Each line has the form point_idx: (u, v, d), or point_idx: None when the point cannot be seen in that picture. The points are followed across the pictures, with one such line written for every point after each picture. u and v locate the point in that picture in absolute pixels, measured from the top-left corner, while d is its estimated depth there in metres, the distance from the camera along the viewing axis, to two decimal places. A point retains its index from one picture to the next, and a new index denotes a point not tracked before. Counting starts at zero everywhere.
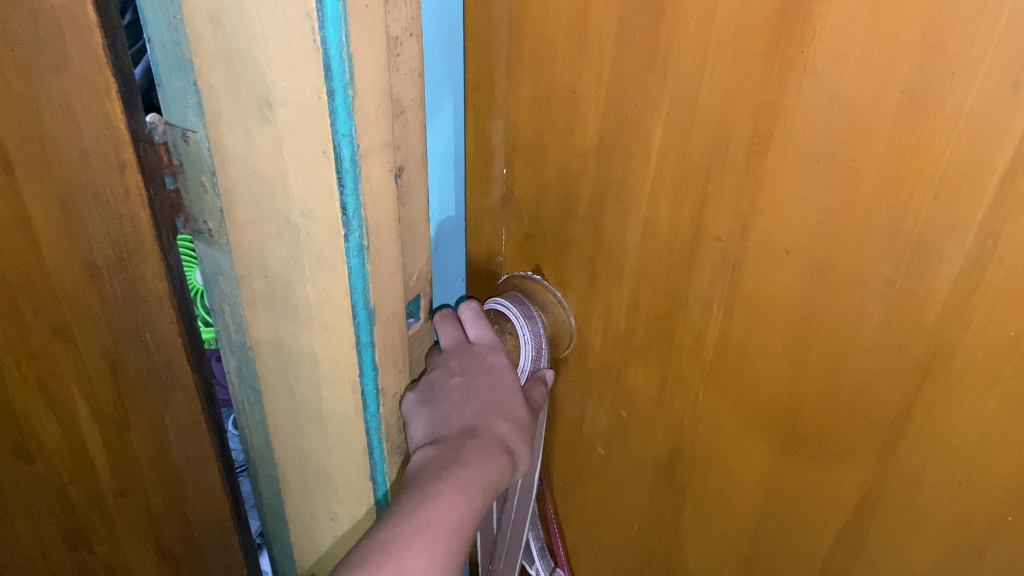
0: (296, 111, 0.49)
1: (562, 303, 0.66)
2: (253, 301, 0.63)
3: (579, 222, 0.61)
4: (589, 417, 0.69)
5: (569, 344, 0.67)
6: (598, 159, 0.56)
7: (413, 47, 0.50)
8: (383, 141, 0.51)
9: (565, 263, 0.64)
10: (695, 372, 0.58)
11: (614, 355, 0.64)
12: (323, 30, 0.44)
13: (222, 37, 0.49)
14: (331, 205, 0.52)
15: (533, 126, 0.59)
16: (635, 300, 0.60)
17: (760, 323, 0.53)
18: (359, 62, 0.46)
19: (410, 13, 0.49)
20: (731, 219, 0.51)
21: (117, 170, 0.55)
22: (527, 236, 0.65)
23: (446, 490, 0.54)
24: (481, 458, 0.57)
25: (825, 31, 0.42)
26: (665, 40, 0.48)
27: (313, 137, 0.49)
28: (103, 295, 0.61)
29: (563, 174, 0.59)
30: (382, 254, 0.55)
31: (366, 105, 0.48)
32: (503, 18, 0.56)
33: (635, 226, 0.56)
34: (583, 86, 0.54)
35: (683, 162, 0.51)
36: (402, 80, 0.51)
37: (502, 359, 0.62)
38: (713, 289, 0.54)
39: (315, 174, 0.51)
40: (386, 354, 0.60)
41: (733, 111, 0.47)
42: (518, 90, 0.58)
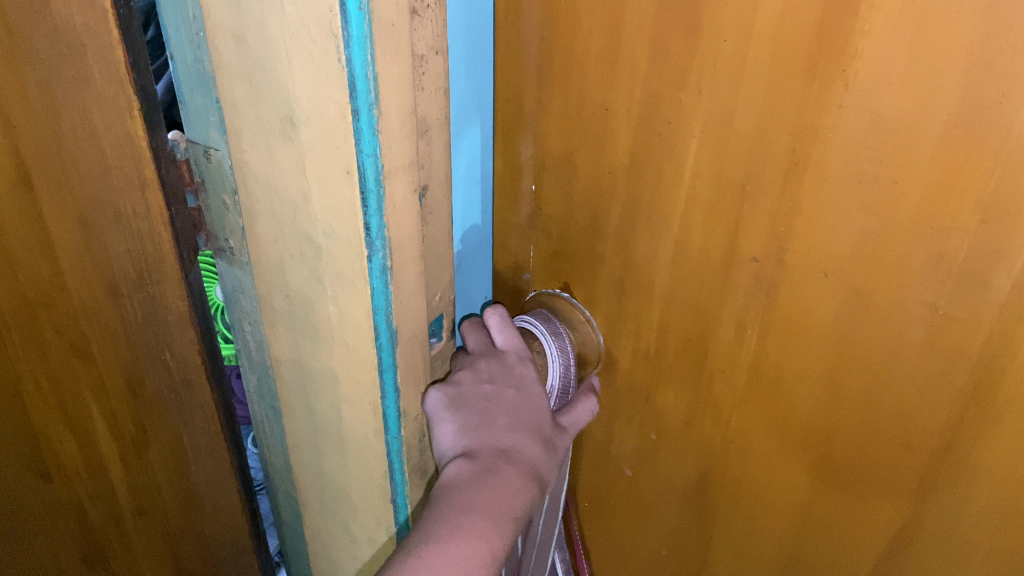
0: (320, 130, 0.48)
1: (591, 322, 0.64)
2: (274, 320, 0.62)
3: (608, 241, 0.59)
4: (616, 438, 0.68)
5: (597, 364, 0.66)
6: (629, 177, 0.55)
7: (438, 65, 0.49)
8: (407, 160, 0.50)
9: (594, 282, 0.62)
10: (726, 396, 0.57)
11: (643, 376, 0.63)
12: (348, 49, 0.43)
13: (245, 55, 0.48)
14: (354, 224, 0.50)
15: (562, 143, 0.58)
16: (665, 320, 0.58)
17: (794, 347, 0.51)
18: (384, 81, 0.45)
19: (436, 29, 0.48)
20: (767, 240, 0.49)
21: (139, 188, 0.54)
22: (556, 252, 0.64)
23: (479, 520, 0.52)
24: (517, 483, 0.55)
25: (867, 49, 0.40)
26: (700, 57, 0.47)
27: (336, 156, 0.48)
28: (124, 313, 0.61)
29: (593, 191, 0.58)
30: (405, 274, 0.54)
31: (391, 125, 0.47)
32: (534, 32, 0.55)
33: (667, 246, 0.55)
34: (615, 103, 0.53)
35: (717, 182, 0.50)
36: (428, 98, 0.50)
37: (531, 372, 0.60)
38: (747, 311, 0.52)
39: (338, 194, 0.50)
40: (408, 375, 0.59)
41: (770, 130, 0.46)
42: (548, 105, 0.58)
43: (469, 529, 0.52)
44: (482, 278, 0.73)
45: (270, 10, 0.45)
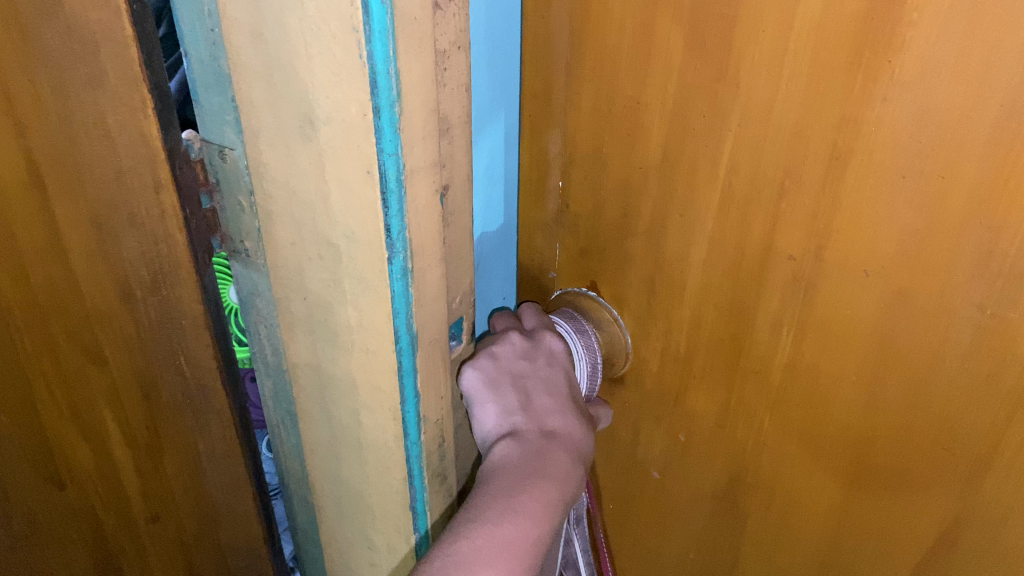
0: (341, 130, 0.46)
1: (618, 321, 0.63)
2: (291, 323, 0.60)
3: (639, 239, 0.58)
4: (644, 440, 0.66)
5: (626, 363, 0.64)
6: (661, 173, 0.53)
7: (461, 62, 0.47)
8: (428, 160, 0.48)
9: (622, 281, 0.61)
10: (761, 398, 0.55)
11: (673, 377, 0.61)
12: (369, 45, 0.42)
13: (263, 52, 0.46)
14: (375, 227, 0.49)
15: (591, 138, 0.57)
16: (698, 320, 0.56)
17: (833, 348, 0.49)
18: (405, 78, 0.44)
19: (458, 24, 0.46)
20: (807, 237, 0.47)
21: (153, 190, 0.52)
22: (583, 251, 0.63)
23: (538, 499, 0.52)
24: (563, 462, 0.55)
25: (915, 41, 0.39)
26: (738, 49, 0.45)
27: (357, 157, 0.47)
28: (137, 317, 0.59)
29: (622, 188, 0.57)
30: (426, 277, 0.53)
31: (413, 123, 0.46)
32: (562, 24, 0.54)
33: (700, 244, 0.54)
34: (648, 97, 0.51)
35: (754, 178, 0.48)
36: (450, 96, 0.48)
37: (563, 346, 0.59)
38: (784, 311, 0.51)
39: (358, 195, 0.48)
40: (427, 379, 0.58)
41: (811, 125, 0.44)
42: (576, 98, 0.56)
43: (530, 509, 0.51)
44: (508, 276, 0.71)
45: (290, 6, 0.43)
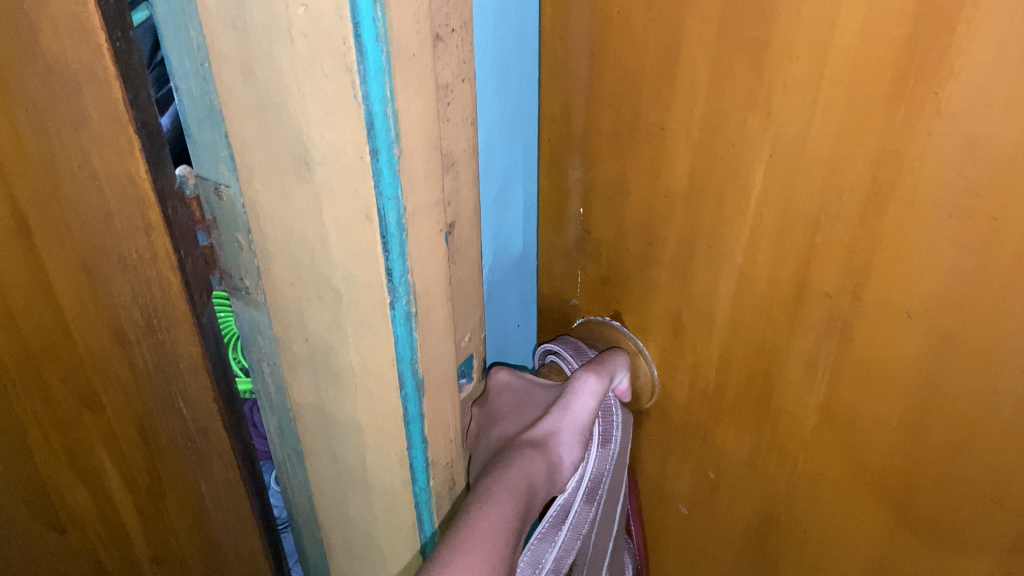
0: (338, 170, 0.43)
1: (643, 353, 0.60)
2: (294, 363, 0.58)
3: (664, 270, 0.55)
4: (671, 473, 0.64)
5: (651, 397, 0.62)
6: (687, 203, 0.50)
7: (466, 94, 0.45)
8: (432, 199, 0.45)
9: (647, 311, 0.58)
10: (794, 438, 0.52)
11: (701, 414, 0.58)
12: (365, 86, 0.39)
13: (254, 89, 0.43)
14: (376, 270, 0.46)
15: (613, 166, 0.54)
16: (726, 355, 0.53)
17: (871, 389, 0.46)
18: (405, 117, 0.41)
19: (461, 55, 0.43)
20: (843, 276, 0.44)
21: (144, 233, 0.50)
22: (605, 279, 0.60)
23: (478, 496, 0.50)
24: (508, 458, 0.53)
25: (966, 70, 0.35)
26: (770, 74, 0.42)
27: (355, 200, 0.44)
28: (133, 360, 0.57)
29: (647, 218, 0.54)
30: (431, 318, 0.50)
31: (413, 163, 0.43)
32: (583, 46, 0.52)
33: (729, 276, 0.50)
34: (672, 123, 0.48)
35: (787, 212, 0.45)
36: (454, 131, 0.45)
37: (502, 375, 0.61)
38: (818, 349, 0.47)
39: (358, 237, 0.45)
40: (435, 423, 0.56)
41: (847, 157, 0.41)
42: (596, 124, 0.54)
43: (469, 506, 0.49)
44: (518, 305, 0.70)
45: (280, 43, 0.40)
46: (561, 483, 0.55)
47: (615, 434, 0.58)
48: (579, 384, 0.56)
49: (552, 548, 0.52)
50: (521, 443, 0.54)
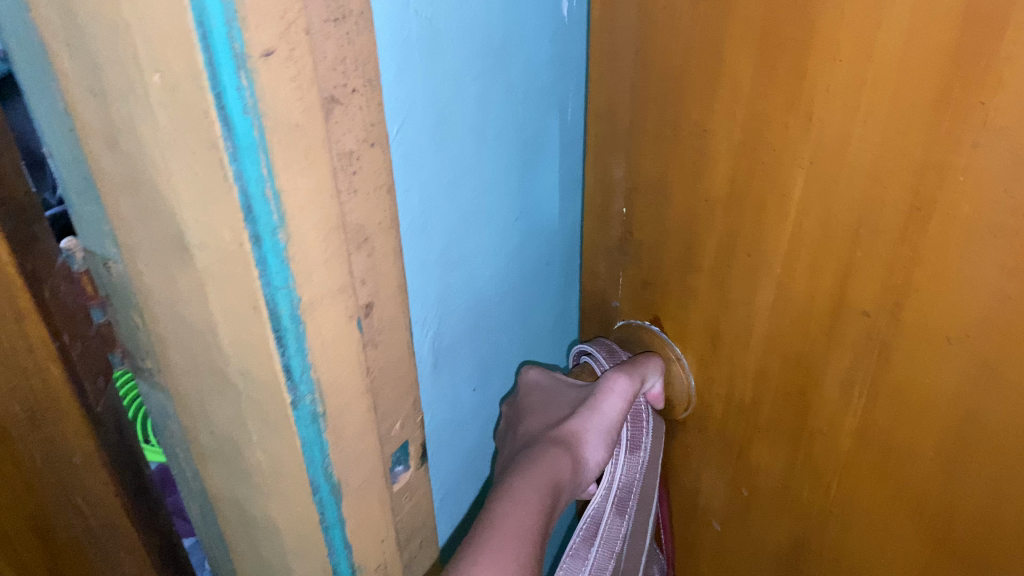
0: (218, 257, 0.35)
1: (681, 361, 0.54)
2: (202, 457, 0.46)
3: (703, 275, 0.49)
4: (705, 489, 0.58)
5: (686, 409, 0.56)
6: (727, 208, 0.46)
7: (376, 158, 0.40)
8: (336, 284, 0.39)
9: (686, 318, 0.52)
10: (829, 463, 0.47)
11: (734, 427, 0.52)
12: (235, 163, 0.31)
13: (116, 156, 0.34)
14: (269, 370, 0.38)
15: (657, 165, 0.49)
16: (763, 369, 0.48)
17: (912, 417, 0.42)
18: (291, 199, 0.34)
19: (364, 120, 0.38)
20: (882, 293, 0.40)
21: (15, 320, 0.44)
22: (646, 282, 0.54)
23: (501, 495, 0.46)
24: (533, 456, 0.49)
25: (1013, 80, 0.32)
26: (812, 78, 0.39)
27: (239, 289, 0.35)
28: (18, 460, 0.49)
29: (688, 221, 0.49)
30: (346, 414, 0.43)
31: (308, 244, 0.36)
32: (631, 39, 0.48)
33: (767, 289, 0.46)
34: (715, 124, 0.44)
35: (827, 222, 0.41)
36: (362, 205, 0.39)
37: (535, 374, 0.57)
38: (855, 370, 0.43)
39: (247, 331, 0.37)
40: (359, 528, 0.48)
41: (890, 169, 0.38)
42: (643, 122, 0.49)
43: (491, 505, 0.46)
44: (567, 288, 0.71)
45: (133, 102, 0.31)
46: (586, 484, 0.50)
47: (646, 442, 0.53)
48: (608, 386, 0.51)
49: (585, 565, 0.48)
50: (548, 439, 0.50)
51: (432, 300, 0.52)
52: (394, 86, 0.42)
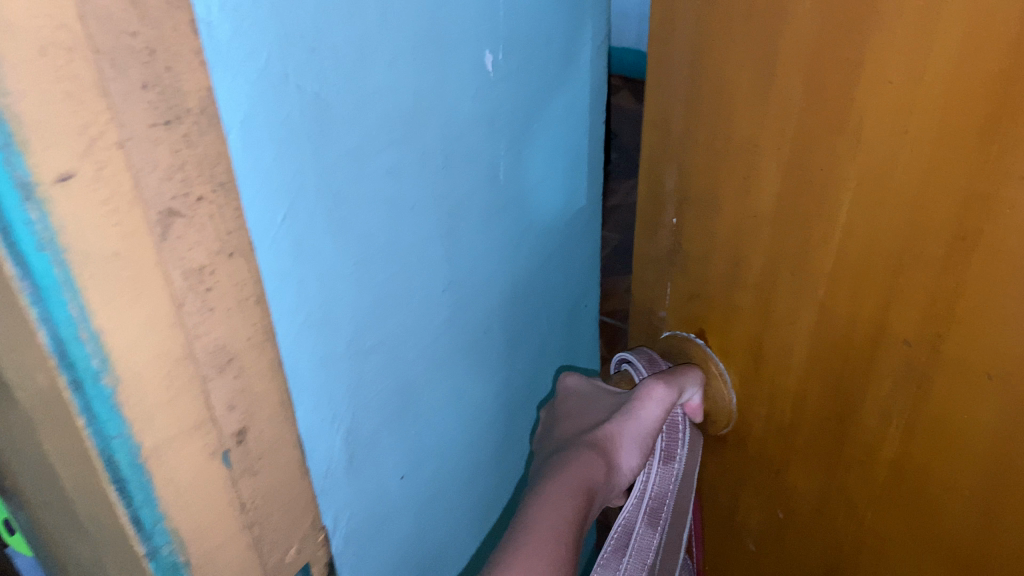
0: (45, 408, 0.29)
1: (724, 377, 0.52)
2: None
3: (747, 292, 0.48)
4: (742, 508, 0.57)
5: (728, 424, 0.54)
6: (775, 226, 0.45)
7: (236, 270, 0.32)
8: (189, 420, 0.31)
9: (729, 334, 0.51)
10: (863, 492, 0.46)
11: (773, 449, 0.51)
12: (40, 308, 0.25)
13: None
14: (114, 518, 0.31)
15: (706, 179, 0.49)
16: (803, 394, 0.47)
17: (947, 453, 0.40)
18: (115, 336, 0.27)
19: (213, 234, 0.30)
20: (922, 324, 0.39)
21: None
22: (692, 295, 0.53)
23: (532, 503, 0.43)
24: (564, 461, 0.46)
25: None
26: (862, 99, 0.38)
27: (71, 442, 0.29)
28: None
29: (734, 236, 0.48)
30: (223, 555, 0.35)
31: (143, 385, 0.29)
32: (685, 51, 0.47)
33: (809, 311, 0.45)
34: (764, 141, 0.44)
35: (871, 246, 0.40)
36: (221, 325, 0.32)
37: (572, 378, 0.54)
38: (893, 402, 0.42)
39: (86, 486, 0.31)
40: None
41: (935, 197, 0.37)
42: (697, 134, 0.48)
43: (523, 511, 0.43)
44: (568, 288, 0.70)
45: None
46: (621, 491, 0.47)
47: (680, 452, 0.50)
48: (644, 391, 0.48)
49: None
50: (579, 445, 0.47)
51: (329, 405, 0.42)
52: (262, 171, 0.33)
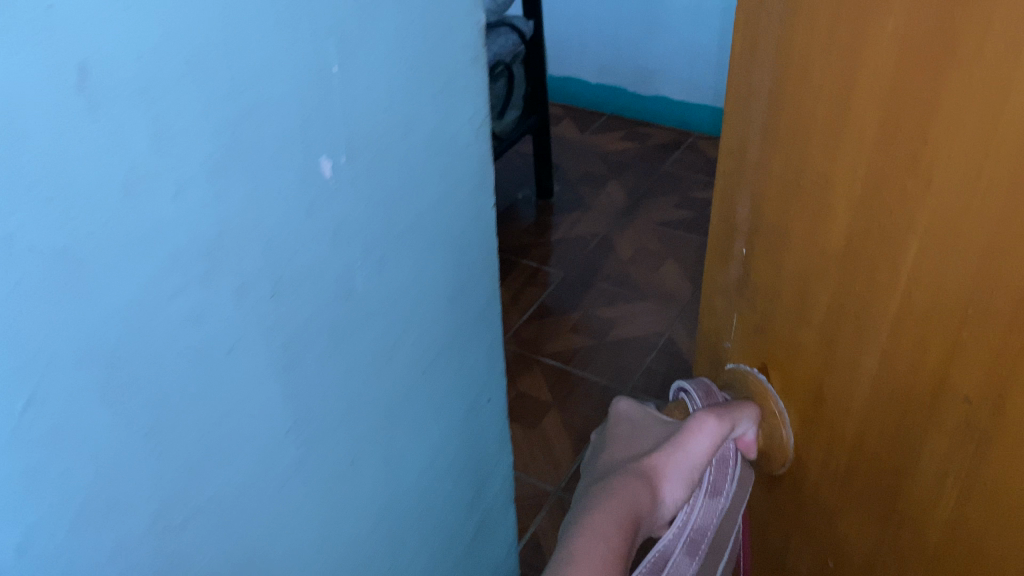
0: None
1: (782, 416, 0.52)
2: None
3: (811, 330, 0.47)
4: (794, 552, 0.56)
5: (784, 466, 0.54)
6: (842, 264, 0.43)
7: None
8: None
9: (792, 371, 0.50)
10: (916, 555, 0.43)
11: (831, 493, 0.49)
12: None
13: None
14: None
15: (780, 209, 0.48)
16: (859, 443, 0.45)
17: (1005, 525, 0.37)
18: None
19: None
20: (987, 383, 0.36)
21: None
22: (757, 328, 0.53)
23: (579, 528, 0.44)
24: (612, 486, 0.46)
25: None
26: (935, 137, 0.35)
27: None
28: None
29: (801, 271, 0.47)
30: None
31: None
32: (768, 73, 0.46)
33: (872, 357, 0.43)
34: (838, 172, 0.42)
35: (937, 293, 0.37)
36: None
37: (627, 402, 0.55)
38: (950, 461, 0.39)
39: None
40: None
41: (1005, 247, 0.33)
42: (773, 164, 0.48)
43: (571, 535, 0.44)
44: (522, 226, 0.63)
45: None
46: (666, 521, 0.47)
47: (726, 487, 0.50)
48: (697, 425, 0.48)
49: None
50: (630, 470, 0.47)
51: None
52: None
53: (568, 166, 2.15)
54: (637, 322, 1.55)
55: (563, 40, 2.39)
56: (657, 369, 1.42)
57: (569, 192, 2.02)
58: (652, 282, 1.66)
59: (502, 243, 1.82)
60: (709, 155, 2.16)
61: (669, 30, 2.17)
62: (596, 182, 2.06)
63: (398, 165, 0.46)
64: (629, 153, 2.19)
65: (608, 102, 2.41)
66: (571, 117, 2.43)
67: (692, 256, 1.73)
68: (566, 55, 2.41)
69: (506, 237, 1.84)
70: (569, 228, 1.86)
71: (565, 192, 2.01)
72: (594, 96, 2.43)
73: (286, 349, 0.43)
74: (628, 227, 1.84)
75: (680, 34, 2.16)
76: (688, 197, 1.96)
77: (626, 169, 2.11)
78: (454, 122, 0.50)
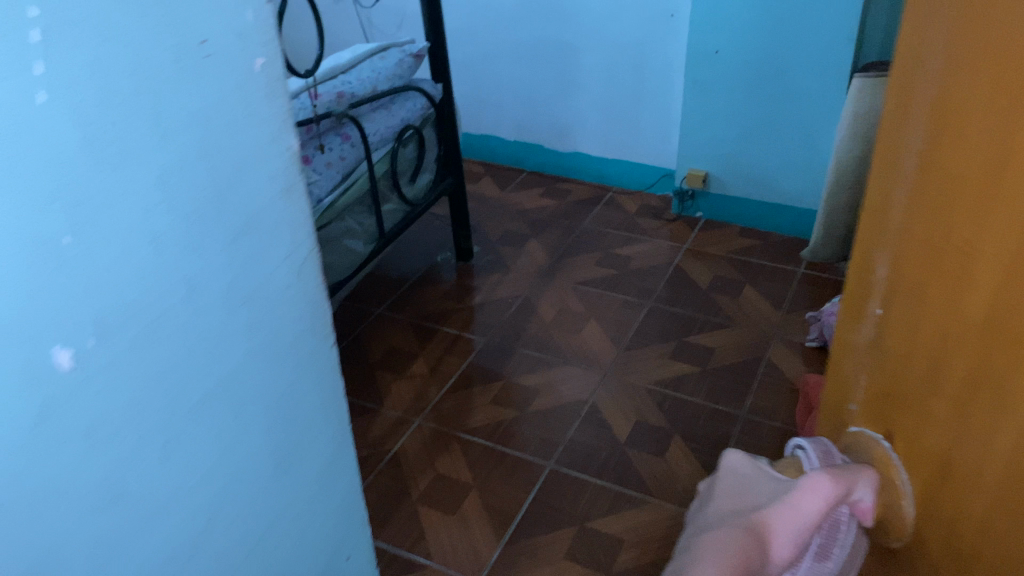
0: None
1: (906, 489, 0.49)
2: None
3: (941, 402, 0.45)
4: None
5: (903, 539, 0.51)
6: (981, 335, 0.41)
7: None
8: None
9: (917, 445, 0.48)
10: None
11: (952, 574, 0.47)
12: None
13: None
14: None
15: (921, 273, 0.46)
16: (987, 520, 0.43)
17: None
18: None
19: None
20: None
21: None
22: (885, 399, 0.52)
23: None
24: (720, 541, 0.49)
25: None
26: None
27: None
28: None
29: (941, 342, 0.45)
30: None
31: None
32: (920, 130, 0.45)
33: (1007, 432, 0.40)
34: (983, 242, 0.40)
35: None
36: None
37: (735, 454, 0.57)
38: None
39: None
40: None
41: None
42: (912, 228, 0.46)
43: None
44: (307, 303, 0.66)
45: None
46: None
47: (837, 552, 0.51)
48: (810, 483, 0.50)
49: None
50: (735, 524, 0.50)
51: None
52: None
53: (487, 225, 2.12)
54: (564, 388, 1.51)
55: (478, 99, 2.38)
56: (581, 442, 1.38)
57: (489, 252, 1.98)
58: (578, 344, 1.63)
59: (419, 309, 1.76)
60: (627, 212, 2.17)
61: (583, 89, 2.19)
62: (516, 241, 2.03)
63: (145, 308, 0.49)
64: (548, 210, 2.18)
65: (527, 159, 2.41)
66: (489, 175, 2.41)
67: (617, 316, 1.72)
68: (482, 112, 2.40)
69: (423, 303, 1.78)
70: (490, 290, 1.82)
71: (486, 252, 1.98)
72: (513, 152, 2.43)
73: (57, 456, 0.45)
74: (551, 289, 1.82)
75: (594, 94, 2.18)
76: (609, 255, 1.96)
77: (546, 227, 2.10)
78: (206, 246, 0.53)
